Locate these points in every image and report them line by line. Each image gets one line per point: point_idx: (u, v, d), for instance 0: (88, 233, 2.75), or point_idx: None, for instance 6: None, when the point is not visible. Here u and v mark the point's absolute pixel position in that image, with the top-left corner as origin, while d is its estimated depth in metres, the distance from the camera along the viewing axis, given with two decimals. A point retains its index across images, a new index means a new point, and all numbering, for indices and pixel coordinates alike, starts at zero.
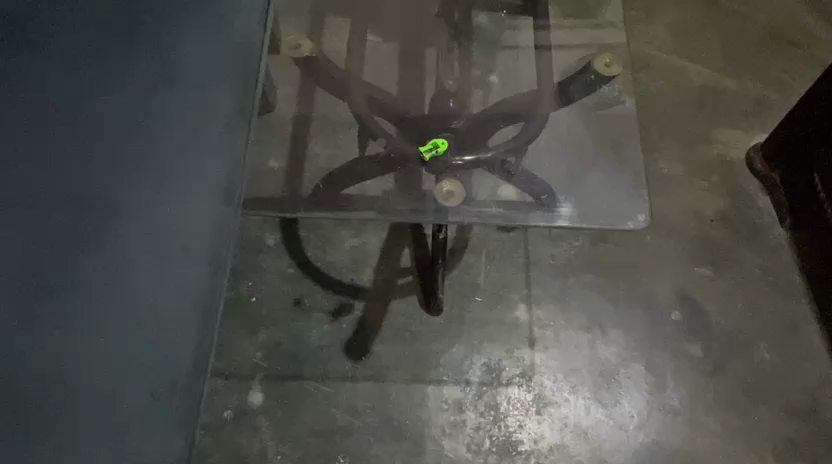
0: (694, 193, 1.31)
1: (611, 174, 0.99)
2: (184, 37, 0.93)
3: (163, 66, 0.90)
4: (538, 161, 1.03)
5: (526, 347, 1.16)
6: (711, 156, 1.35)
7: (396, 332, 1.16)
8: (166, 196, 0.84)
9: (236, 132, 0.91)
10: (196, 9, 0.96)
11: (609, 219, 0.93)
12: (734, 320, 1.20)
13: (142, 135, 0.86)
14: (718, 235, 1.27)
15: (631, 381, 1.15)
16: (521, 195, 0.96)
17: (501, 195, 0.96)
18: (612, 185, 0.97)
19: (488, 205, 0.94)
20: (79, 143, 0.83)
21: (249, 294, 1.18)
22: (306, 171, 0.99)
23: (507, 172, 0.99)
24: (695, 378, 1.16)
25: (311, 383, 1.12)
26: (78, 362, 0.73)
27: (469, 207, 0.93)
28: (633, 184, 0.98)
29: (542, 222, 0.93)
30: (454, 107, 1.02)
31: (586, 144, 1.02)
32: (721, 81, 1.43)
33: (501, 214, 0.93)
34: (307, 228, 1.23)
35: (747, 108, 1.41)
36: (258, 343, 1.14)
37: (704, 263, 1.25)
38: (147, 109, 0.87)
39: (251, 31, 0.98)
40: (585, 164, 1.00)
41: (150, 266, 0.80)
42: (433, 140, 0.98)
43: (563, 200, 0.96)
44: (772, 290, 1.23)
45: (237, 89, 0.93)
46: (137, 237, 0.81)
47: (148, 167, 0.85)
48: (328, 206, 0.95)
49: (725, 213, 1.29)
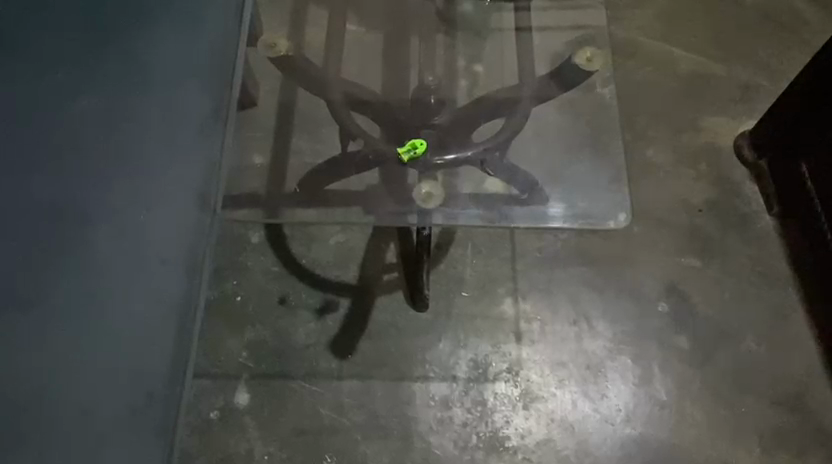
0: (682, 181, 1.30)
1: (594, 170, 0.97)
2: (155, 35, 0.92)
3: (137, 63, 0.89)
4: (522, 156, 1.00)
5: (513, 341, 1.16)
6: (699, 143, 1.34)
7: (382, 327, 1.16)
8: (141, 197, 0.83)
9: (214, 129, 0.88)
10: (167, 9, 0.94)
11: (591, 219, 0.92)
12: (722, 310, 1.20)
13: (116, 133, 0.85)
14: (707, 224, 1.27)
15: (617, 374, 1.15)
16: (505, 190, 0.94)
17: (485, 193, 0.94)
18: (594, 183, 0.96)
19: (469, 207, 0.93)
20: (51, 146, 0.83)
21: (234, 292, 1.17)
22: (288, 172, 0.99)
23: (488, 172, 0.97)
24: (682, 369, 1.16)
25: (297, 382, 1.11)
26: (53, 374, 0.72)
27: (451, 209, 0.92)
28: (617, 180, 0.96)
29: (525, 222, 0.91)
30: (435, 103, 1.03)
31: (570, 139, 1.01)
32: (710, 67, 1.42)
33: (483, 216, 0.92)
34: (291, 226, 1.22)
35: (734, 95, 1.39)
36: (244, 342, 1.14)
37: (691, 253, 1.24)
38: (120, 105, 0.86)
39: (227, 21, 0.94)
40: (567, 162, 0.99)
41: (123, 273, 0.79)
42: (412, 141, 0.99)
43: (547, 197, 0.94)
44: (760, 279, 1.23)
45: (214, 83, 0.90)
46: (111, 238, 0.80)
47: (122, 167, 0.83)
48: (313, 211, 0.95)
49: (713, 202, 1.29)
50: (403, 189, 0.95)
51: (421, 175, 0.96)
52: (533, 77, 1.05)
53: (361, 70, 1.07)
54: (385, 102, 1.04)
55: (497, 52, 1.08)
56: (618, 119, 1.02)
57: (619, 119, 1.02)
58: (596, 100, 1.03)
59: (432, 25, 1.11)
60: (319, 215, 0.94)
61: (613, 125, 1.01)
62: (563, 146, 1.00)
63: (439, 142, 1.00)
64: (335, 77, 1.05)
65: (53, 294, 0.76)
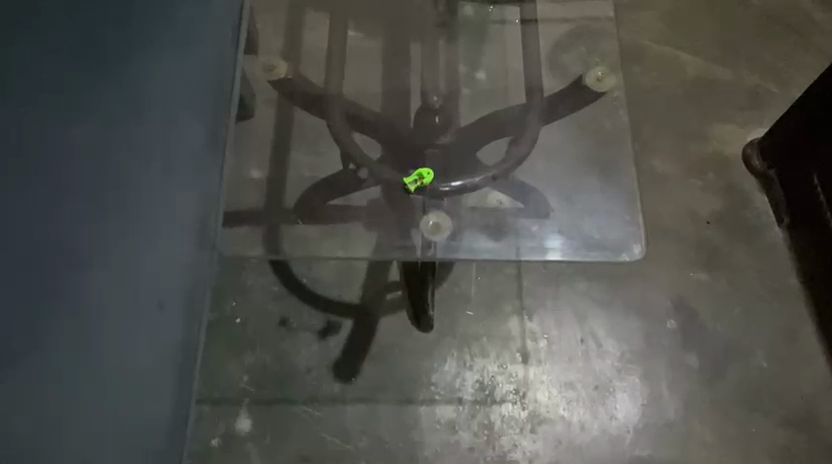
0: (689, 192, 1.27)
1: (607, 195, 0.94)
2: (152, 57, 0.88)
3: (133, 80, 0.86)
4: (531, 177, 0.96)
5: (520, 362, 1.14)
6: (706, 152, 1.31)
7: (385, 348, 1.13)
8: (139, 229, 0.81)
9: (212, 163, 0.89)
10: (163, 28, 0.90)
11: (608, 248, 0.89)
12: (731, 326, 1.18)
13: (112, 155, 0.82)
14: (715, 237, 1.24)
15: (626, 393, 1.13)
16: (513, 215, 0.92)
17: (493, 224, 0.91)
18: (607, 209, 0.92)
19: (477, 240, 0.90)
20: (42, 163, 0.79)
21: (233, 315, 1.14)
22: (287, 197, 0.95)
23: (498, 202, 0.93)
24: (691, 388, 1.14)
25: (299, 407, 1.09)
26: (55, 427, 0.70)
27: (458, 242, 0.90)
28: (629, 210, 0.92)
29: (538, 256, 0.89)
30: (440, 121, 0.99)
31: (580, 163, 0.97)
32: (717, 72, 1.38)
33: (490, 250, 0.89)
34: None
35: (742, 100, 1.36)
36: (245, 366, 1.11)
37: (699, 267, 1.22)
38: (115, 125, 0.83)
39: (222, 48, 0.94)
40: (579, 186, 0.95)
41: (119, 319, 0.76)
42: (419, 170, 0.95)
43: (557, 226, 0.91)
44: (770, 294, 1.20)
45: (212, 113, 0.90)
46: (109, 271, 0.78)
47: (120, 196, 0.81)
48: (316, 238, 0.91)
49: (721, 214, 1.26)
50: (407, 220, 0.92)
51: (428, 206, 0.93)
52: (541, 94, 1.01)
53: (361, 86, 1.03)
54: (385, 121, 0.99)
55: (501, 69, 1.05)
56: (628, 139, 0.98)
57: (630, 139, 0.98)
58: (605, 118, 0.99)
59: (435, 37, 1.07)
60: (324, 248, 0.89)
61: (624, 145, 0.97)
62: (574, 169, 0.97)
63: (442, 167, 0.97)
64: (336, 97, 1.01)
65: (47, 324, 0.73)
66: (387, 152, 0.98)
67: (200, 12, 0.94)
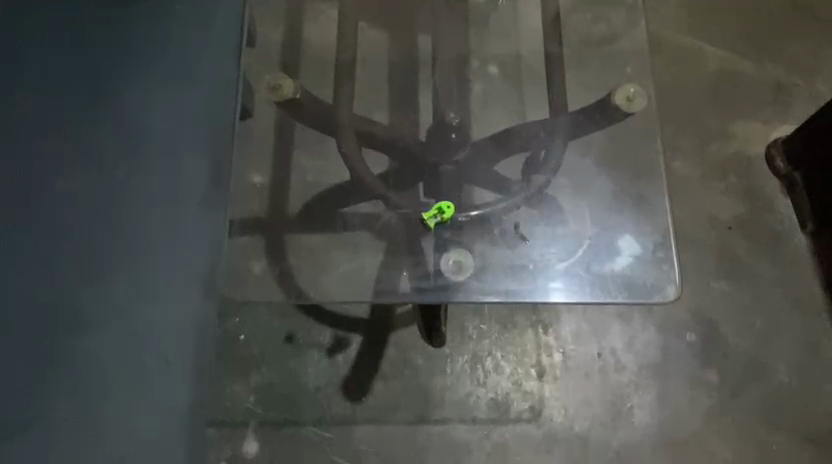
0: (711, 197, 1.22)
1: (636, 233, 0.88)
2: (156, 94, 1.04)
3: (139, 129, 1.02)
4: (555, 205, 0.90)
5: (535, 379, 1.10)
6: (728, 152, 1.25)
7: (397, 365, 1.09)
8: (142, 265, 0.96)
9: (214, 205, 1.01)
10: (161, 59, 1.06)
11: (635, 295, 0.84)
12: (752, 339, 1.14)
13: (118, 204, 0.98)
14: (736, 243, 1.20)
15: (643, 411, 1.10)
16: (536, 254, 0.87)
17: (515, 263, 0.87)
18: (636, 247, 0.87)
19: (499, 280, 0.85)
20: (53, 210, 0.95)
21: (237, 331, 1.10)
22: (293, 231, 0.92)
23: (522, 237, 0.88)
24: (710, 404, 1.11)
25: (308, 428, 1.05)
26: (88, 423, 0.89)
27: (480, 282, 0.85)
28: (661, 246, 0.87)
29: (560, 300, 0.84)
30: (458, 137, 0.91)
31: (607, 191, 0.91)
32: (740, 64, 1.31)
33: (514, 292, 0.84)
34: None
35: (766, 95, 1.29)
36: (251, 386, 1.07)
37: (719, 277, 1.18)
38: (122, 171, 1.00)
39: (219, 73, 1.07)
40: (607, 221, 0.89)
41: (145, 327, 0.94)
42: (439, 203, 0.88)
43: (585, 264, 0.86)
44: (793, 306, 1.17)
45: (212, 156, 1.03)
46: (125, 297, 0.95)
47: (131, 230, 0.97)
48: (321, 249, 0.93)
49: (744, 219, 1.21)
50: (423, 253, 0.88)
51: (450, 237, 0.88)
52: (567, 111, 0.92)
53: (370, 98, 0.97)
54: (398, 138, 0.93)
55: (516, 68, 1.05)
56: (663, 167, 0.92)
57: (664, 168, 0.92)
58: (639, 141, 0.93)
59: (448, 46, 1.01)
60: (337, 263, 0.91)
61: (658, 175, 0.91)
62: (602, 200, 0.91)
63: (463, 189, 0.91)
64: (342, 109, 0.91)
65: (68, 342, 0.91)
66: (404, 171, 0.93)
67: (205, 55, 1.07)
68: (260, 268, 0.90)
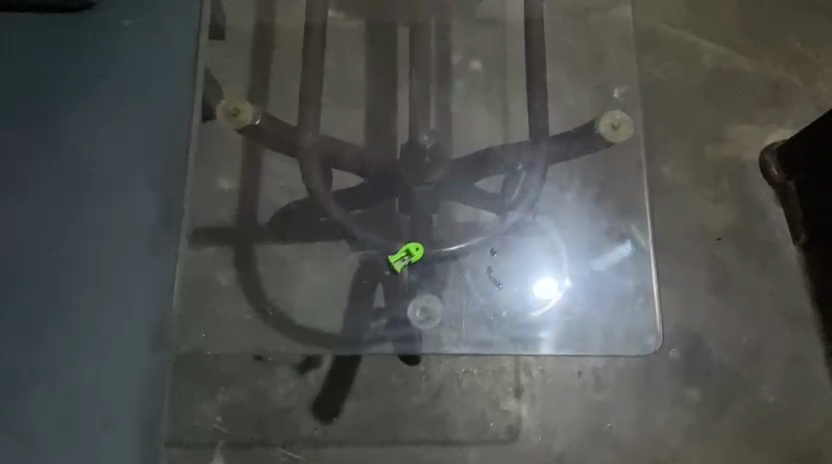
0: (701, 205, 1.17)
1: (625, 274, 0.85)
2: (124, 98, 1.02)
3: (91, 151, 0.99)
4: (531, 245, 0.86)
5: (512, 397, 1.07)
6: (720, 156, 1.20)
7: (370, 384, 1.05)
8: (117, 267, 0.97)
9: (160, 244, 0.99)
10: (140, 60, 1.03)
11: (623, 343, 0.83)
12: (738, 356, 1.11)
13: (80, 214, 0.98)
14: (725, 255, 1.15)
15: (623, 431, 1.06)
16: (512, 299, 0.84)
17: (490, 310, 0.83)
18: (616, 293, 0.84)
19: (474, 330, 0.82)
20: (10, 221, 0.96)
21: None
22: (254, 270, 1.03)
23: (494, 281, 0.85)
24: (692, 423, 1.07)
25: (277, 449, 1.02)
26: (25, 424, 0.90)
27: (452, 332, 0.82)
28: (644, 292, 0.85)
29: (544, 351, 0.82)
30: (430, 161, 0.84)
31: (587, 229, 0.88)
32: (736, 60, 1.24)
33: (488, 343, 0.81)
34: (265, 263, 1.04)
35: (763, 95, 1.23)
36: (217, 405, 1.04)
37: (707, 289, 1.13)
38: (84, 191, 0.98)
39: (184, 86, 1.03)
40: (592, 259, 0.86)
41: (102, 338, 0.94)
42: (406, 245, 0.82)
43: (560, 313, 0.83)
44: (781, 321, 1.13)
45: (164, 190, 1.00)
46: (71, 349, 0.93)
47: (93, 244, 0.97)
48: (293, 258, 1.05)
49: (735, 229, 1.16)
50: (395, 289, 0.83)
51: (421, 280, 0.83)
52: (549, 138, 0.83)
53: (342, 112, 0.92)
54: (370, 160, 0.87)
55: (498, 64, 1.09)
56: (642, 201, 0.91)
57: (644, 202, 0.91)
58: (618, 175, 0.92)
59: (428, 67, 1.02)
60: (309, 273, 1.04)
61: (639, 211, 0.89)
62: (585, 238, 0.88)
63: (430, 231, 0.86)
64: (307, 130, 0.82)
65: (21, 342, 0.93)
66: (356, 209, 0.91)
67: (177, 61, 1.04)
68: (227, 280, 1.00)
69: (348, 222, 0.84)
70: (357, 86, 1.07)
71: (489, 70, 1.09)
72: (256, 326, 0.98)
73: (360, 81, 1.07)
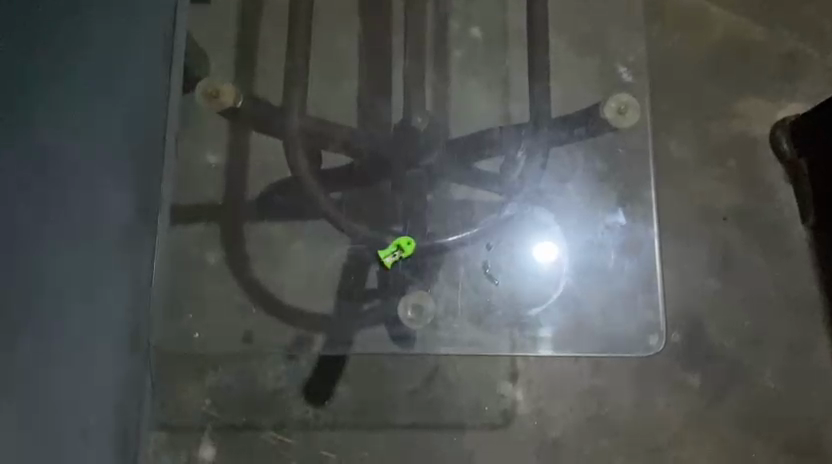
0: (706, 183, 1.13)
1: (624, 273, 0.87)
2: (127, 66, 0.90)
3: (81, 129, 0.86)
4: (525, 238, 0.85)
5: (508, 381, 1.04)
6: (728, 133, 1.15)
7: (361, 367, 1.03)
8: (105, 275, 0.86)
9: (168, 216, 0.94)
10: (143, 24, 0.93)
11: (618, 344, 0.85)
12: (739, 342, 1.08)
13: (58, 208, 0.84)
14: (730, 235, 1.11)
15: (620, 416, 1.04)
16: (509, 297, 0.84)
17: (487, 307, 0.84)
18: (615, 290, 0.86)
19: (471, 329, 0.83)
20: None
21: None
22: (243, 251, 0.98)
23: (490, 276, 0.85)
24: (690, 409, 1.05)
25: (266, 433, 1.00)
26: None
27: (449, 334, 0.83)
28: (645, 288, 0.86)
29: (543, 350, 0.84)
30: (424, 141, 0.85)
31: (584, 222, 0.88)
32: (749, 30, 1.18)
33: (487, 343, 0.83)
34: (252, 242, 0.99)
35: (775, 67, 1.17)
36: (206, 388, 1.01)
37: (709, 273, 1.10)
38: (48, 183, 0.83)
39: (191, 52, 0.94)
40: (591, 256, 0.86)
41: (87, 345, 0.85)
42: (398, 238, 0.83)
43: (557, 313, 0.84)
44: (785, 304, 1.10)
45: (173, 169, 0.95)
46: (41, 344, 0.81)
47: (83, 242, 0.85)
48: (282, 238, 1.00)
49: (741, 208, 1.12)
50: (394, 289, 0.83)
51: (412, 277, 0.84)
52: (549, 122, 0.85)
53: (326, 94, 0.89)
54: (361, 140, 0.86)
55: (500, 33, 1.03)
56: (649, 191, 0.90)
57: (652, 192, 0.90)
58: (632, 163, 0.90)
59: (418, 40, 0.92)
60: (300, 255, 0.99)
61: (646, 204, 0.88)
62: (585, 231, 0.87)
63: (423, 220, 0.85)
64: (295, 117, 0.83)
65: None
66: (362, 206, 0.87)
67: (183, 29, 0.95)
68: (214, 260, 0.96)
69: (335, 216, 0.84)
70: (348, 59, 1.01)
71: (489, 42, 1.03)
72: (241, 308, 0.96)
73: (350, 55, 1.01)
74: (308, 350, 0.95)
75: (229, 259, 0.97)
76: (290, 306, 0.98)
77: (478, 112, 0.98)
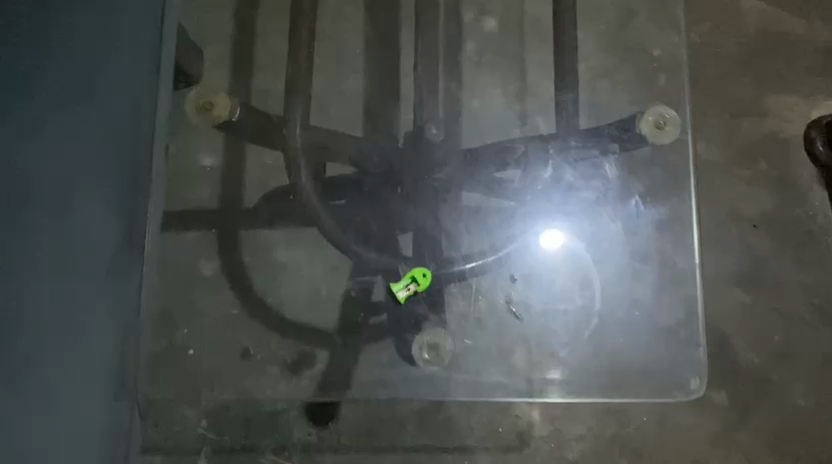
0: (735, 188, 1.06)
1: (655, 314, 0.83)
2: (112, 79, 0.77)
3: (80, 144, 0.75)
4: (545, 274, 0.83)
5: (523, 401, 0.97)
6: (759, 133, 1.07)
7: None
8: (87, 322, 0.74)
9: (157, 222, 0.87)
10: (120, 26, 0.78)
11: (642, 392, 0.82)
12: (767, 356, 1.01)
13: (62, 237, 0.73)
14: (760, 244, 1.04)
15: (642, 437, 0.98)
16: (534, 337, 0.82)
17: (510, 350, 0.82)
18: (647, 328, 0.83)
19: (490, 371, 0.82)
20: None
21: (184, 344, 0.87)
22: (242, 259, 0.91)
23: (516, 314, 0.83)
24: (715, 429, 0.99)
25: (266, 456, 0.94)
26: None
27: (467, 375, 0.82)
28: (686, 324, 0.83)
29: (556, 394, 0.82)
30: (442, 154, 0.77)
31: (616, 248, 0.85)
32: (783, 21, 1.10)
33: (507, 387, 0.81)
34: (252, 251, 0.92)
35: (810, 61, 1.09)
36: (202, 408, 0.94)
37: (737, 284, 1.04)
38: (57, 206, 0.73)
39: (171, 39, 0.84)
40: (618, 290, 0.84)
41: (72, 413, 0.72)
42: (412, 270, 0.82)
43: (583, 352, 0.82)
44: (818, 317, 1.03)
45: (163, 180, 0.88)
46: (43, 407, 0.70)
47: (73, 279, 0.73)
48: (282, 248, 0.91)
49: (772, 215, 1.05)
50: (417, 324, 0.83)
51: (427, 313, 0.83)
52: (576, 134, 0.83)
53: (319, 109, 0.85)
54: (367, 156, 0.85)
55: (515, 24, 0.95)
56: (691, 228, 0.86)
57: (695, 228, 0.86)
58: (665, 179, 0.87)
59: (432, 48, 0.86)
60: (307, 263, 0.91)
61: (688, 240, 0.85)
62: (616, 264, 0.85)
63: (434, 241, 0.83)
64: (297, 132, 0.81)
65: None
66: (373, 226, 0.85)
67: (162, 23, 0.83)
68: (210, 272, 0.90)
69: (343, 242, 0.82)
70: (354, 53, 0.94)
71: (505, 32, 0.95)
72: (239, 322, 0.89)
73: (356, 49, 0.94)
74: (309, 370, 0.87)
75: (226, 271, 0.90)
76: (291, 322, 0.90)
77: (492, 113, 0.91)
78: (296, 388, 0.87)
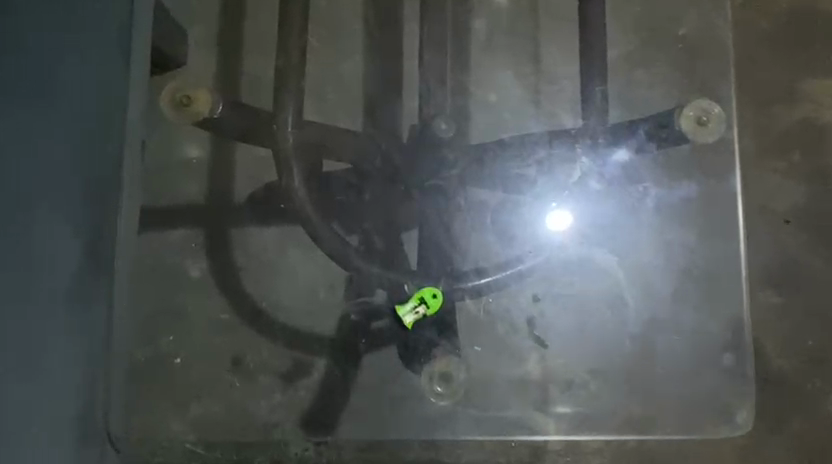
0: (765, 179, 0.98)
1: (694, 330, 0.80)
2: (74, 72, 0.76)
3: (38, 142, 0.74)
4: (568, 297, 0.80)
5: None
6: (792, 119, 0.99)
7: None
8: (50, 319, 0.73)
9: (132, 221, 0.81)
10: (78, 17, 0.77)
11: (678, 421, 0.78)
12: (800, 361, 0.94)
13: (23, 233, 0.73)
14: (791, 239, 0.97)
15: None
16: (555, 365, 0.79)
17: (531, 381, 0.79)
18: (681, 353, 0.80)
19: (509, 402, 0.78)
20: None
21: (171, 352, 0.80)
22: (234, 262, 0.83)
23: (539, 339, 0.80)
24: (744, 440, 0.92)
25: None
26: None
27: (485, 407, 0.78)
28: (734, 348, 0.80)
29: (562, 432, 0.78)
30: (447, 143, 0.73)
31: (643, 263, 0.81)
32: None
33: (523, 422, 0.78)
34: (244, 251, 0.83)
35: None
36: (190, 420, 0.79)
37: (767, 283, 0.96)
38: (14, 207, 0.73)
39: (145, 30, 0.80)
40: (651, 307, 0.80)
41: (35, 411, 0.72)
42: (420, 290, 0.74)
43: (613, 381, 0.79)
44: None
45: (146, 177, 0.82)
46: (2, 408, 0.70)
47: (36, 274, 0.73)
48: (276, 249, 0.83)
49: (805, 208, 0.97)
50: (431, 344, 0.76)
51: (438, 338, 0.76)
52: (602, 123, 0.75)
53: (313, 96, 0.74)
54: (367, 156, 0.76)
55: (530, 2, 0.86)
56: (733, 241, 0.82)
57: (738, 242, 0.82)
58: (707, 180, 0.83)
59: (438, 32, 0.78)
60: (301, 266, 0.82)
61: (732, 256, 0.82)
62: (646, 276, 0.81)
63: (442, 251, 0.77)
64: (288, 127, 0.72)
65: None
66: (375, 239, 0.78)
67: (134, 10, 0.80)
68: (199, 273, 0.82)
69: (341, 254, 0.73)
70: (352, 35, 0.85)
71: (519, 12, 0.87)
72: (232, 328, 0.81)
73: (355, 29, 0.85)
74: (306, 379, 0.80)
75: (214, 272, 0.82)
76: (283, 325, 0.81)
77: (504, 102, 0.83)
78: (292, 399, 0.80)
